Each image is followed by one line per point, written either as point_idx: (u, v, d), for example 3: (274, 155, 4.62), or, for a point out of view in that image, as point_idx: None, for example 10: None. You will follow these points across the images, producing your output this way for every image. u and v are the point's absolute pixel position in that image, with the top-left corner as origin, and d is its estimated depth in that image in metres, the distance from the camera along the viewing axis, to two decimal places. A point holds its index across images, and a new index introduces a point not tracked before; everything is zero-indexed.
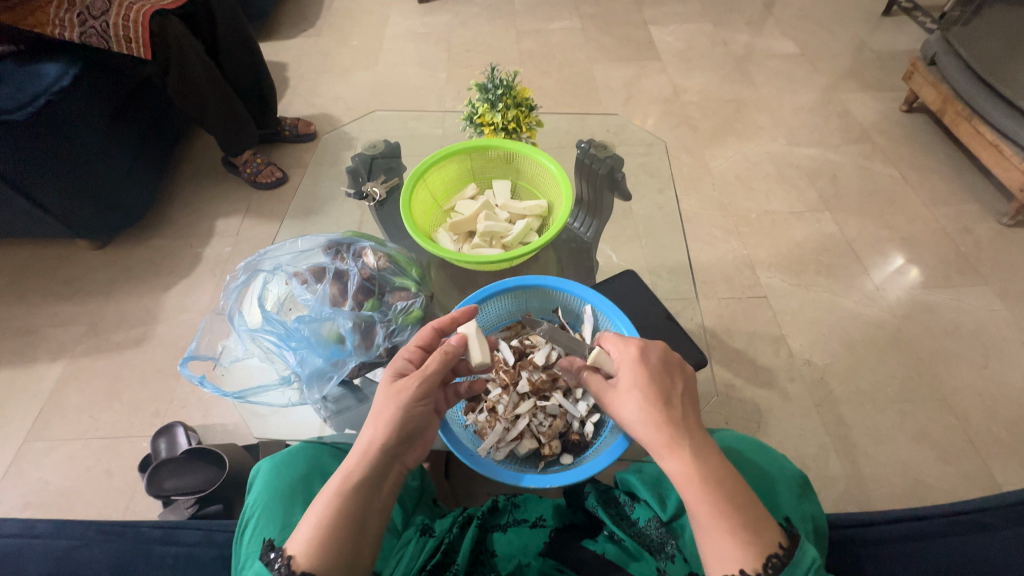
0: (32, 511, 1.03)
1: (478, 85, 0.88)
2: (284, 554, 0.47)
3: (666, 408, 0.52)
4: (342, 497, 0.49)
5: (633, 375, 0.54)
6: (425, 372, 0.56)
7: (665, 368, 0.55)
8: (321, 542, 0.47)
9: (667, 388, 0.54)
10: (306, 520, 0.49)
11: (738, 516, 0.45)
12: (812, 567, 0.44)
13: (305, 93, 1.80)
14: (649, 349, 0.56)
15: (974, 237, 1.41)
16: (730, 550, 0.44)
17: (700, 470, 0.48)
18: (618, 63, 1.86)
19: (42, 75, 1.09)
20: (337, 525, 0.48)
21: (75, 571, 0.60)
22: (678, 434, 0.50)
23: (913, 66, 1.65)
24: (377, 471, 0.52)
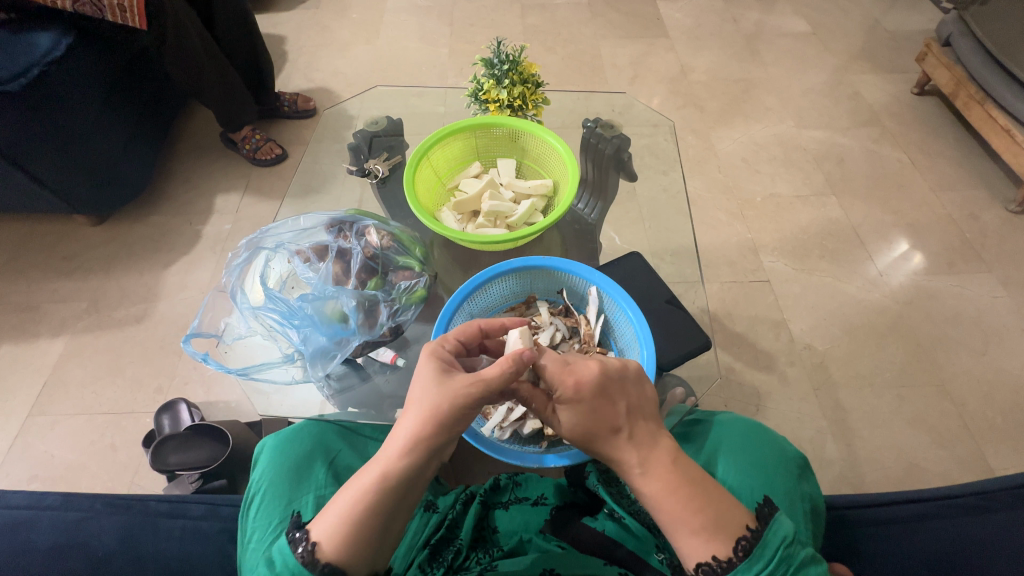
0: (40, 484, 1.05)
1: (484, 59, 0.85)
2: (310, 539, 0.47)
3: (609, 437, 0.52)
4: (377, 494, 0.48)
5: (569, 411, 0.53)
6: (482, 379, 0.51)
7: (601, 396, 0.52)
8: (351, 539, 0.47)
9: (610, 418, 0.52)
10: (332, 509, 0.48)
11: (697, 517, 0.47)
12: (782, 542, 0.47)
13: (304, 68, 1.76)
14: (582, 379, 0.53)
15: (980, 224, 1.39)
16: (696, 545, 0.46)
17: (653, 484, 0.49)
18: (625, 40, 1.82)
19: (35, 44, 1.06)
20: (368, 523, 0.48)
21: (84, 543, 0.61)
22: (622, 458, 0.51)
23: (927, 46, 1.61)
24: (416, 471, 0.50)
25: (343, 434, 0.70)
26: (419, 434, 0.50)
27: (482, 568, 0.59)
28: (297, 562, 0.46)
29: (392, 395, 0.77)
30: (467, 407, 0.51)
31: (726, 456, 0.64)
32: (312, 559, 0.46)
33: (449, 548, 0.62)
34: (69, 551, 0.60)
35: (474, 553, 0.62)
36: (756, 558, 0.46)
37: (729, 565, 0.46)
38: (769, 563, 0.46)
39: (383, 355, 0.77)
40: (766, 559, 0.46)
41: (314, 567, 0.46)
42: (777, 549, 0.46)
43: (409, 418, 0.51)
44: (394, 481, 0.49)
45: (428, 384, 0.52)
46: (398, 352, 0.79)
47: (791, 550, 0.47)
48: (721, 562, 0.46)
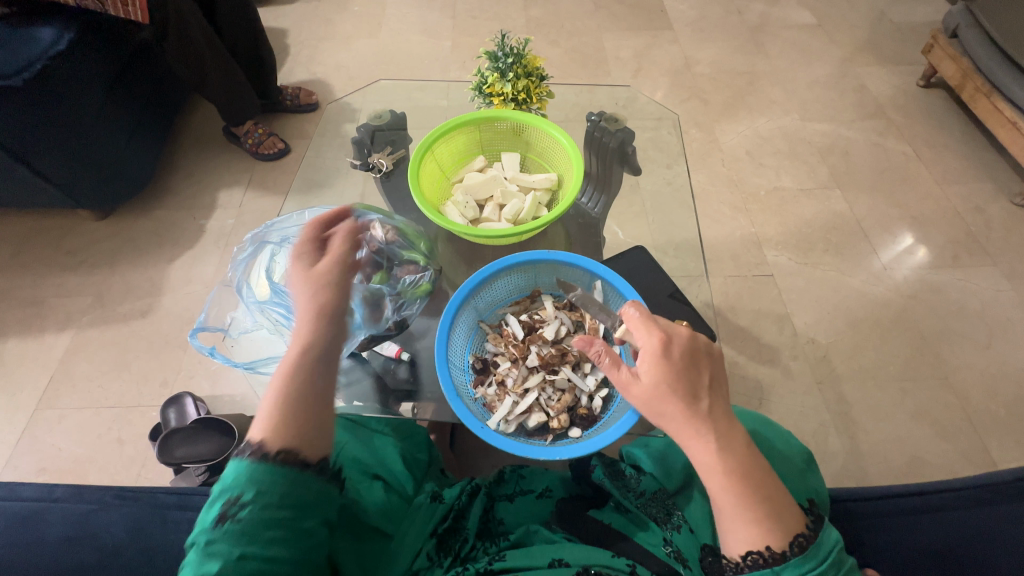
0: (48, 476, 1.06)
1: (487, 53, 0.85)
2: (251, 445, 0.49)
3: (689, 405, 0.50)
4: (296, 376, 0.52)
5: (655, 368, 0.51)
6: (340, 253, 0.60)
7: (689, 361, 0.52)
8: (289, 417, 0.50)
9: (694, 384, 0.51)
10: (262, 414, 0.51)
11: (761, 506, 0.47)
12: (834, 547, 0.47)
13: (306, 61, 1.75)
14: (673, 340, 0.52)
15: (986, 217, 1.39)
16: (752, 534, 0.47)
17: (726, 462, 0.49)
18: (628, 32, 1.80)
19: (37, 38, 1.06)
20: (301, 399, 0.52)
21: (95, 535, 0.62)
22: (701, 426, 0.50)
23: (934, 38, 1.59)
24: (323, 340, 0.55)
25: (346, 428, 0.71)
26: (311, 306, 0.56)
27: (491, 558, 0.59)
28: (251, 462, 0.48)
29: (396, 389, 0.77)
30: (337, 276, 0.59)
31: None
32: (262, 457, 0.48)
33: (457, 539, 0.62)
34: (81, 542, 0.61)
35: (481, 543, 0.62)
36: (811, 556, 0.46)
37: (783, 557, 0.46)
38: (823, 562, 0.46)
39: (388, 349, 0.78)
40: (820, 558, 0.46)
41: (265, 461, 0.48)
42: (829, 552, 0.47)
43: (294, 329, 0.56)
44: (309, 347, 0.54)
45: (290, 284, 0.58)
46: (403, 346, 0.80)
47: (840, 554, 0.48)
48: (774, 554, 0.47)
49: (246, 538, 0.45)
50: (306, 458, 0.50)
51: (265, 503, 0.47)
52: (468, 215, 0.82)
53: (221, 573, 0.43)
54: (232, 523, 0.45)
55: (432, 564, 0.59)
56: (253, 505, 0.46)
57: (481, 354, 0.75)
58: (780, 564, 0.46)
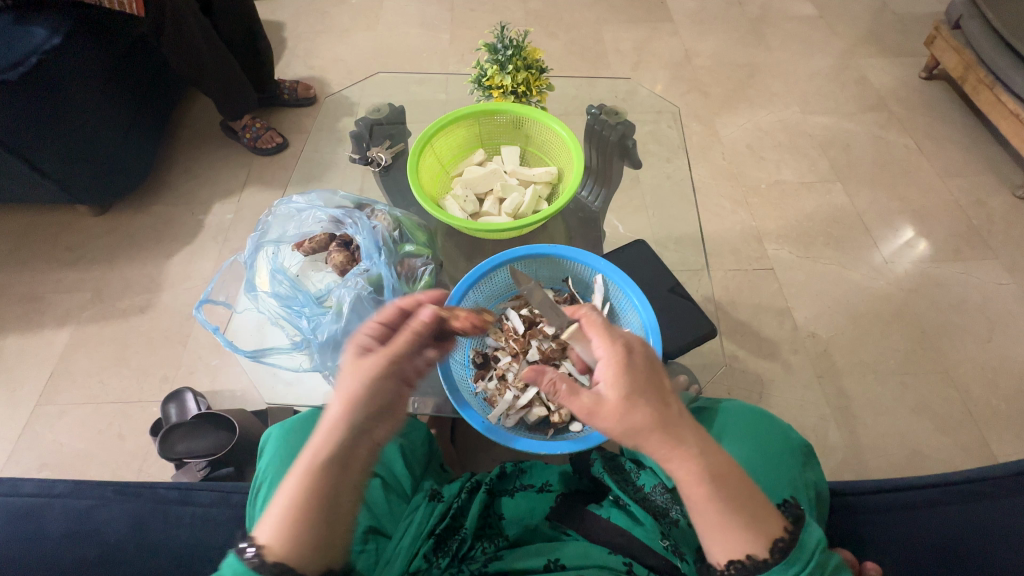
0: (49, 472, 1.06)
1: (487, 45, 0.84)
2: (254, 544, 0.45)
3: (663, 413, 0.50)
4: (313, 485, 0.47)
5: (622, 380, 0.51)
6: (393, 349, 0.55)
7: (649, 368, 0.53)
8: (292, 532, 0.45)
9: (661, 393, 0.52)
10: (270, 511, 0.47)
11: (744, 511, 0.47)
12: (817, 547, 0.47)
13: (304, 55, 1.73)
14: (635, 350, 0.54)
15: (987, 210, 1.38)
16: (732, 540, 0.47)
17: (707, 468, 0.48)
18: (628, 24, 1.79)
19: (31, 33, 1.05)
20: (315, 506, 0.47)
21: (95, 531, 0.62)
22: (678, 435, 0.49)
23: (937, 29, 1.58)
24: (349, 449, 0.50)
25: None
26: (343, 409, 0.51)
27: (488, 559, 0.60)
28: (246, 569, 0.43)
29: None
30: (383, 381, 0.54)
31: (729, 439, 0.64)
32: (259, 560, 0.44)
33: (454, 537, 0.62)
34: (82, 537, 0.61)
35: (480, 542, 0.63)
36: (794, 560, 0.46)
37: (766, 565, 0.46)
38: (806, 566, 0.46)
39: None
40: (803, 561, 0.46)
41: (263, 569, 0.43)
42: (813, 553, 0.47)
43: (322, 427, 0.51)
44: (322, 457, 0.49)
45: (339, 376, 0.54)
46: None
47: (824, 555, 0.47)
48: (755, 560, 0.46)
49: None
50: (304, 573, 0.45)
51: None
52: (468, 210, 0.81)
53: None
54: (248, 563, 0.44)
55: (430, 564, 0.59)
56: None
57: (481, 349, 0.74)
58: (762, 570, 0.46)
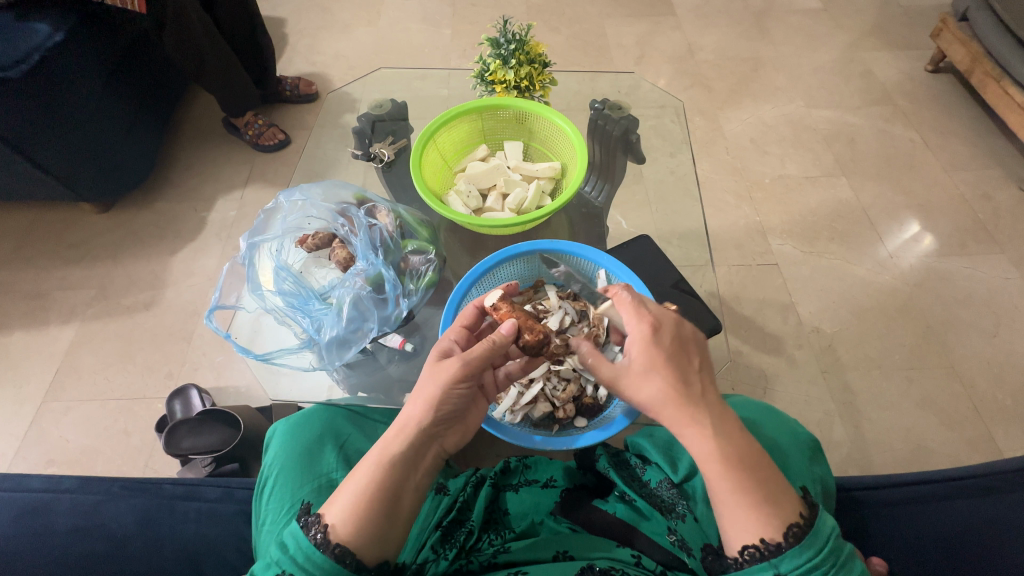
0: (56, 468, 1.06)
1: (490, 39, 0.83)
2: (321, 522, 0.48)
3: (682, 388, 0.52)
4: (379, 479, 0.50)
5: (649, 354, 0.53)
6: (468, 356, 0.56)
7: (679, 346, 0.55)
8: (361, 522, 0.48)
9: (684, 368, 0.53)
10: (341, 493, 0.50)
11: (757, 496, 0.47)
12: (831, 534, 0.46)
13: (305, 51, 1.73)
14: (661, 325, 0.56)
15: (994, 204, 1.37)
16: (746, 523, 0.46)
17: (722, 450, 0.49)
18: (631, 18, 1.78)
19: (34, 30, 1.04)
20: (379, 501, 0.49)
21: (102, 524, 0.62)
22: (697, 414, 0.51)
23: (943, 21, 1.56)
24: (415, 452, 0.53)
25: (352, 419, 0.70)
26: (421, 411, 0.53)
27: (496, 550, 0.60)
28: (310, 543, 0.47)
29: (401, 379, 0.78)
30: (460, 389, 0.55)
31: (744, 433, 0.65)
32: (327, 540, 0.47)
33: (461, 530, 0.62)
34: (90, 531, 0.62)
35: (486, 535, 0.62)
36: (807, 546, 0.45)
37: (779, 549, 0.45)
38: (820, 551, 0.45)
39: (392, 340, 0.75)
40: (818, 547, 0.45)
41: (326, 549, 0.46)
42: (828, 540, 0.46)
43: (398, 425, 0.53)
44: (394, 459, 0.51)
45: (421, 376, 0.56)
46: (406, 337, 0.78)
47: (839, 542, 0.46)
48: (768, 545, 0.46)
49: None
50: (358, 562, 0.47)
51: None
52: (471, 205, 0.81)
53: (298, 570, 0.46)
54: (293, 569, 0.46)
55: (438, 556, 0.59)
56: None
57: None
58: (777, 555, 0.45)
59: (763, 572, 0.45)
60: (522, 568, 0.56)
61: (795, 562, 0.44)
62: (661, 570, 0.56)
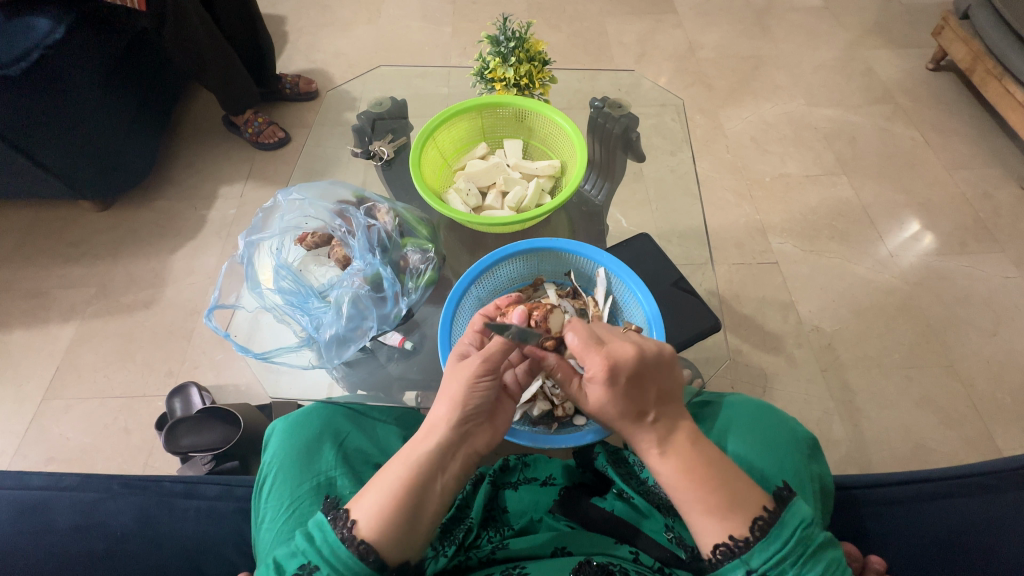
0: (56, 465, 1.07)
1: (489, 36, 0.83)
2: (347, 518, 0.49)
3: (634, 421, 0.53)
4: (404, 480, 0.50)
5: (598, 393, 0.53)
6: (490, 356, 0.55)
7: (635, 382, 0.52)
8: (385, 522, 0.48)
9: (638, 403, 0.53)
10: (368, 493, 0.50)
11: (714, 494, 0.48)
12: (799, 524, 0.46)
13: (305, 49, 1.73)
14: (620, 364, 0.52)
15: (994, 203, 1.37)
16: (708, 524, 0.47)
17: (671, 464, 0.50)
18: (631, 16, 1.77)
19: (31, 26, 1.03)
20: (405, 502, 0.49)
21: (102, 523, 0.62)
22: (644, 440, 0.52)
23: (945, 19, 1.56)
24: (445, 453, 0.53)
25: (352, 417, 0.70)
26: (449, 412, 0.54)
27: (496, 547, 0.60)
28: (337, 538, 0.47)
29: (400, 377, 0.78)
30: (484, 388, 0.55)
31: (735, 432, 0.65)
32: (352, 538, 0.47)
33: (460, 527, 0.62)
34: (89, 529, 0.62)
35: (485, 532, 0.62)
36: (773, 538, 0.45)
37: (746, 545, 0.46)
38: (786, 542, 0.45)
39: (392, 338, 0.76)
40: (783, 538, 0.45)
41: (351, 545, 0.47)
42: (794, 531, 0.46)
43: (428, 426, 0.54)
44: (421, 458, 0.52)
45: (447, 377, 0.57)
46: (406, 335, 0.78)
47: (808, 531, 0.46)
48: (738, 542, 0.46)
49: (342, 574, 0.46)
50: (380, 561, 0.47)
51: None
52: (471, 203, 0.81)
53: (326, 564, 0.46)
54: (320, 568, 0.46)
55: (436, 552, 0.59)
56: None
57: None
58: (744, 552, 0.45)
59: (733, 570, 0.46)
60: (521, 566, 0.56)
61: (762, 558, 0.45)
62: (660, 567, 0.56)
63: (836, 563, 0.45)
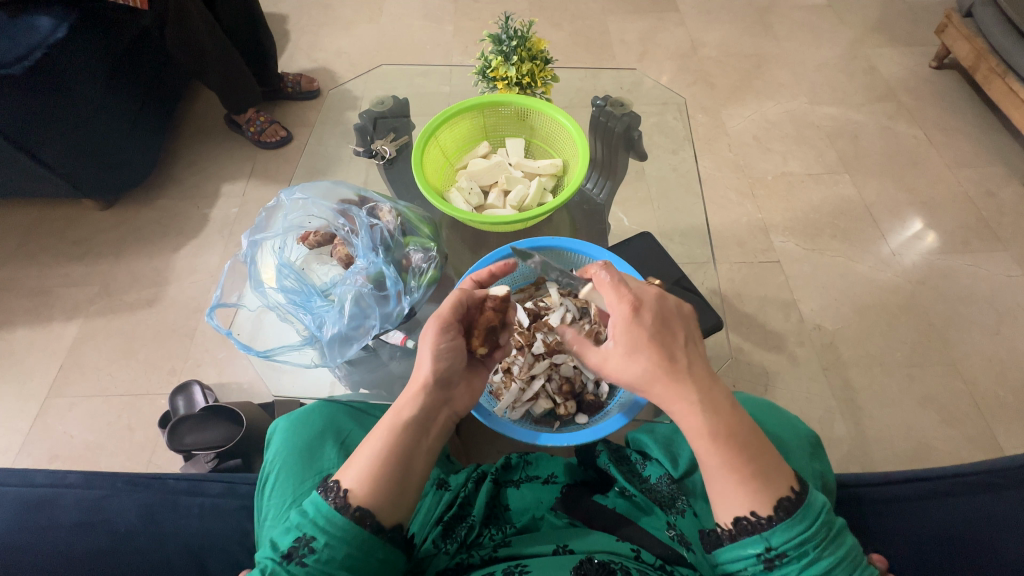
0: (60, 463, 1.07)
1: (491, 35, 0.83)
2: (339, 487, 0.49)
3: (669, 364, 0.52)
4: (390, 441, 0.52)
5: (628, 333, 0.53)
6: (444, 315, 0.59)
7: (661, 322, 0.54)
8: (377, 481, 0.50)
9: (669, 345, 0.53)
10: (356, 459, 0.51)
11: (745, 468, 0.47)
12: (821, 510, 0.47)
13: (307, 47, 1.73)
14: (643, 303, 0.54)
15: (997, 201, 1.37)
16: (735, 497, 0.47)
17: (710, 424, 0.49)
18: (633, 15, 1.77)
19: (36, 26, 1.04)
20: (394, 462, 0.51)
21: (107, 520, 0.63)
22: (684, 390, 0.51)
23: (948, 17, 1.55)
24: (428, 416, 0.55)
25: (353, 415, 0.70)
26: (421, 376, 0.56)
27: (497, 544, 0.60)
28: (331, 507, 0.48)
29: (403, 376, 0.78)
30: (449, 347, 0.58)
31: None
32: (344, 504, 0.48)
33: (462, 525, 0.62)
34: (93, 526, 0.62)
35: (487, 529, 0.62)
36: (798, 520, 0.46)
37: (770, 523, 0.46)
38: (810, 525, 0.45)
39: (394, 337, 0.75)
40: (809, 520, 0.46)
41: (347, 512, 0.48)
42: (818, 514, 0.46)
43: (405, 393, 0.56)
44: (404, 421, 0.53)
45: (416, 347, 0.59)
46: (408, 334, 0.78)
47: (830, 517, 0.47)
48: (760, 518, 0.46)
49: (339, 543, 0.47)
50: (376, 523, 0.49)
51: (339, 549, 0.47)
52: (472, 202, 0.81)
53: (324, 536, 0.47)
54: (317, 540, 0.47)
55: (438, 550, 0.59)
56: (328, 549, 0.47)
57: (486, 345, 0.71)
58: (767, 528, 0.46)
59: (753, 544, 0.46)
60: (523, 563, 0.56)
61: (783, 536, 0.45)
62: (662, 565, 0.55)
63: (853, 547, 0.46)
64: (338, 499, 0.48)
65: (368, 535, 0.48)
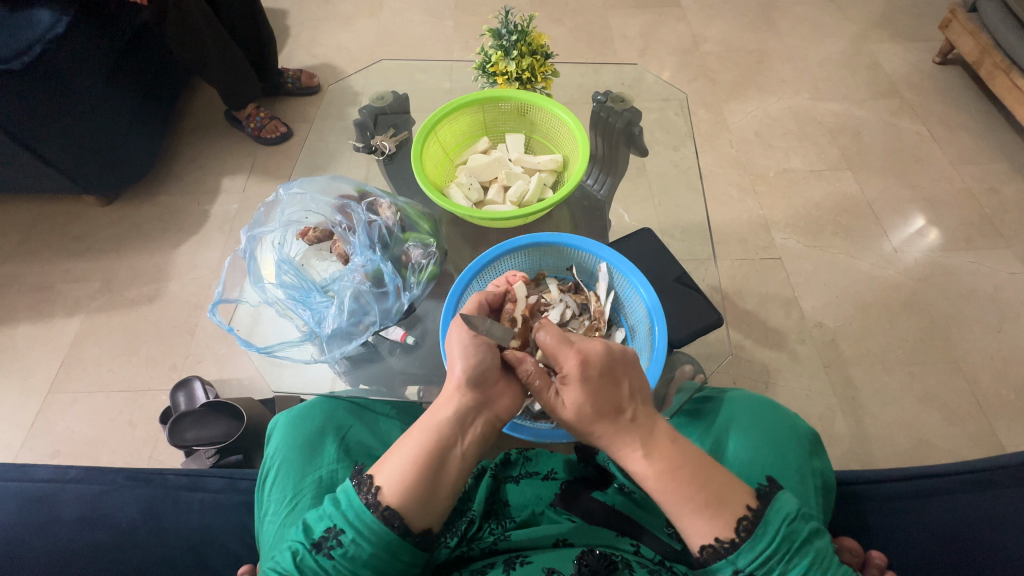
0: (63, 458, 1.08)
1: (490, 30, 0.82)
2: (371, 483, 0.50)
3: (614, 419, 0.53)
4: (421, 445, 0.52)
5: (575, 395, 0.54)
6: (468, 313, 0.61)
7: (608, 375, 0.54)
8: (408, 488, 0.49)
9: (615, 398, 0.53)
10: (388, 460, 0.52)
11: (694, 498, 0.47)
12: (784, 521, 0.46)
13: (307, 43, 1.72)
14: (589, 359, 0.54)
15: (1000, 198, 1.36)
16: (697, 524, 0.47)
17: (662, 456, 0.50)
18: (634, 10, 1.76)
19: (36, 21, 1.04)
20: (425, 465, 0.51)
21: (107, 514, 0.63)
22: (629, 440, 0.52)
23: (952, 12, 1.54)
24: (462, 419, 0.54)
25: (353, 411, 0.71)
26: (460, 374, 0.55)
27: (497, 538, 0.60)
28: (361, 503, 0.48)
29: (403, 371, 0.77)
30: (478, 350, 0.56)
31: (736, 431, 0.65)
32: (374, 505, 0.48)
33: (462, 519, 0.62)
34: (95, 521, 0.62)
35: (487, 523, 0.62)
36: (759, 537, 0.45)
37: (733, 546, 0.45)
38: (771, 540, 0.45)
39: (393, 332, 0.75)
40: (767, 538, 0.45)
41: (376, 510, 0.48)
42: (780, 525, 0.45)
43: (444, 395, 0.55)
44: (439, 427, 0.53)
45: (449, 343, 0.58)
46: (408, 330, 0.78)
47: (794, 527, 0.46)
48: (724, 543, 0.46)
49: (367, 541, 0.47)
50: (403, 527, 0.48)
51: (366, 547, 0.47)
52: (472, 198, 0.81)
53: (354, 531, 0.47)
54: (345, 534, 0.47)
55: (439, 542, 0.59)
56: (355, 544, 0.47)
57: None
58: (731, 554, 0.46)
59: (722, 569, 0.46)
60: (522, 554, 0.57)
61: (748, 558, 0.45)
62: (660, 561, 0.56)
63: (823, 553, 0.45)
64: (371, 495, 0.49)
65: (393, 540, 0.47)
